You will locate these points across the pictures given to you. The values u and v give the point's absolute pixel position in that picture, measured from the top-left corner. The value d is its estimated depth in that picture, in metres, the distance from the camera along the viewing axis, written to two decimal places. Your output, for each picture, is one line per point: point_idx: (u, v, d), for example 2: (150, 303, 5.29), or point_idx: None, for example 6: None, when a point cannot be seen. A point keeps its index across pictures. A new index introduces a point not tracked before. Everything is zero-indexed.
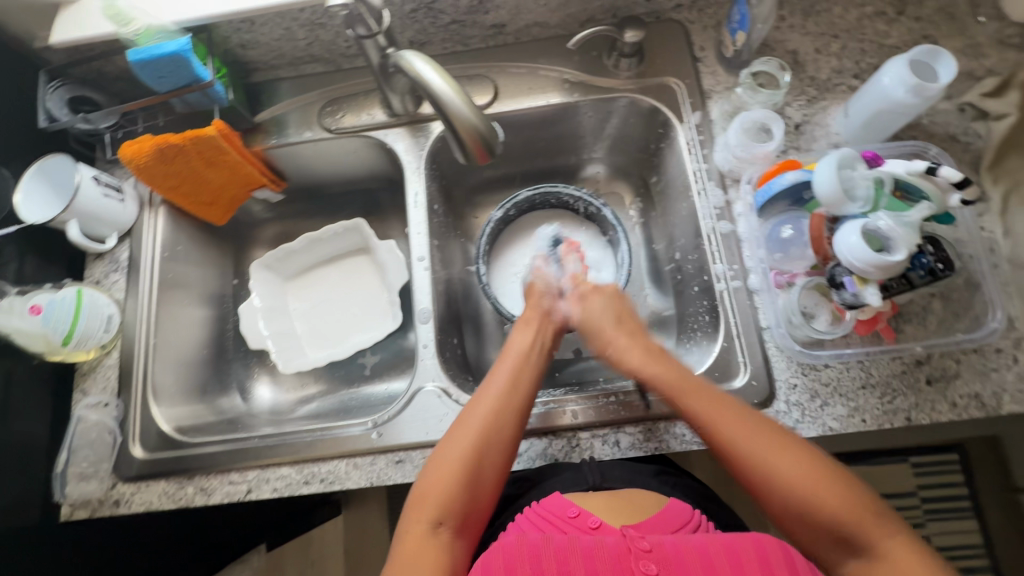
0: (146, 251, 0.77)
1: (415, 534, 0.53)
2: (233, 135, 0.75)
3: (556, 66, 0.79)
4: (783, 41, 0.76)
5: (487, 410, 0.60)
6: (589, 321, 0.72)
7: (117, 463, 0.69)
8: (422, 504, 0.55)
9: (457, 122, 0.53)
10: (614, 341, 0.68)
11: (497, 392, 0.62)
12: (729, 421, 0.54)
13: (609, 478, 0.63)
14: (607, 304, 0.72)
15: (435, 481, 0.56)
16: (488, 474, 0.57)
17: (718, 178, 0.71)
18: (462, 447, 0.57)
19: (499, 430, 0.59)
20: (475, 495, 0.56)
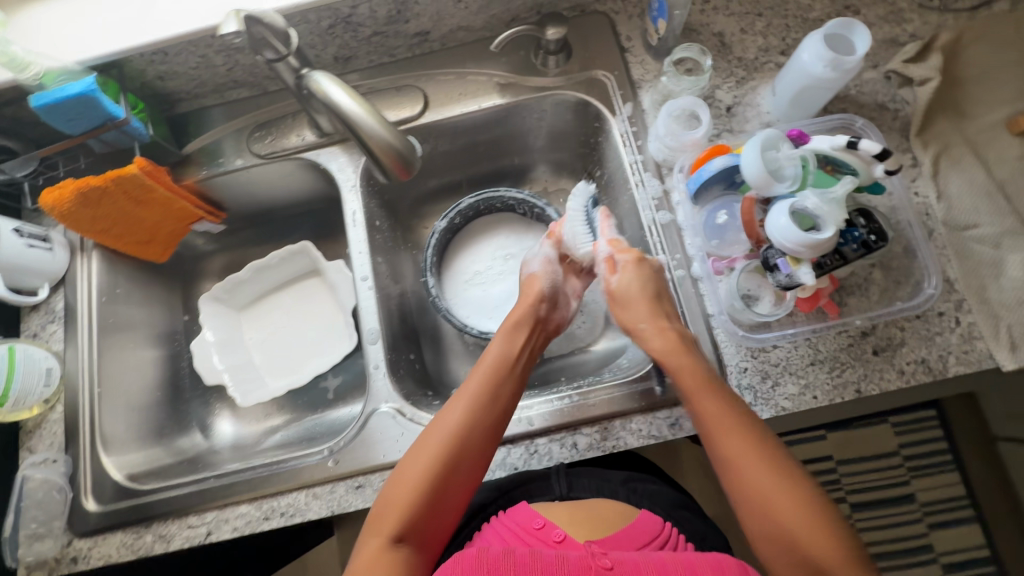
0: (81, 297, 0.75)
1: (371, 549, 0.52)
2: (158, 171, 0.73)
3: (485, 69, 0.78)
4: (707, 24, 0.75)
5: (460, 420, 0.58)
6: (621, 293, 0.67)
7: (71, 520, 0.67)
8: (380, 521, 0.54)
9: (372, 142, 0.52)
10: (647, 321, 0.64)
11: (473, 399, 0.60)
12: (731, 437, 0.52)
13: (575, 487, 0.68)
14: (644, 280, 0.66)
15: (400, 493, 0.55)
16: (455, 486, 0.56)
17: (654, 168, 0.70)
18: (430, 459, 0.56)
19: (470, 442, 0.58)
20: (441, 507, 0.55)
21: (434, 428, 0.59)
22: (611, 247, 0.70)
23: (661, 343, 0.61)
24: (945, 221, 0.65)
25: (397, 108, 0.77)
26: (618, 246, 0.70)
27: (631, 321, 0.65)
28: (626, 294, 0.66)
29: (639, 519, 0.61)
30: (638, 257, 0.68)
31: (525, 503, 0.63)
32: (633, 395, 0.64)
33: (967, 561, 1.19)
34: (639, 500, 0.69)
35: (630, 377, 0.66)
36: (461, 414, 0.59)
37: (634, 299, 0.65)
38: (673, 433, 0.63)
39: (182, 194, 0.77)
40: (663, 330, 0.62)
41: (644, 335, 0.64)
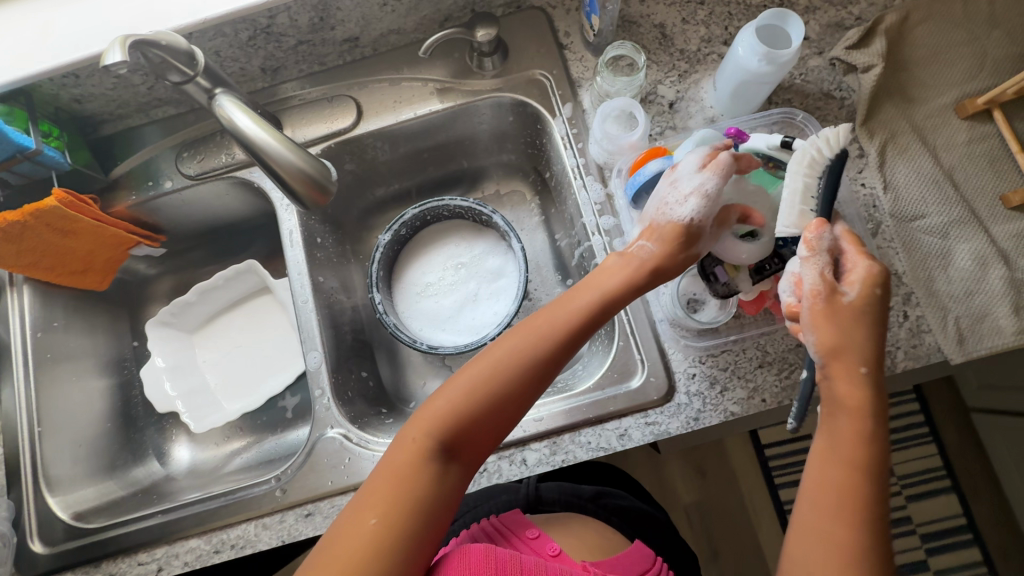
0: (15, 334, 0.73)
1: (412, 448, 0.48)
2: (80, 200, 0.70)
3: (419, 74, 0.75)
4: (648, 15, 0.72)
5: (533, 345, 0.50)
6: (840, 309, 0.46)
7: (18, 564, 0.66)
8: (430, 422, 0.48)
9: (280, 167, 0.51)
10: (869, 364, 0.46)
11: (556, 325, 0.51)
12: (840, 516, 0.44)
13: (546, 501, 0.68)
14: (871, 311, 0.46)
15: (455, 407, 0.49)
16: (508, 417, 0.50)
17: (597, 171, 0.68)
18: (497, 375, 0.49)
19: (538, 373, 0.50)
20: (490, 430, 0.50)
21: (506, 346, 0.51)
22: (850, 243, 0.48)
23: (848, 386, 0.46)
24: (892, 212, 0.63)
25: (330, 120, 0.74)
26: (860, 245, 0.48)
27: (841, 355, 0.46)
28: (847, 324, 0.46)
29: (627, 551, 0.63)
30: (870, 278, 0.46)
31: (517, 512, 0.65)
32: (581, 408, 0.63)
33: (946, 532, 1.18)
34: (609, 517, 0.68)
35: (579, 390, 0.65)
36: (541, 344, 0.50)
37: (847, 313, 0.46)
38: (623, 444, 0.61)
39: (111, 220, 0.75)
40: (862, 377, 0.46)
41: (838, 367, 0.47)
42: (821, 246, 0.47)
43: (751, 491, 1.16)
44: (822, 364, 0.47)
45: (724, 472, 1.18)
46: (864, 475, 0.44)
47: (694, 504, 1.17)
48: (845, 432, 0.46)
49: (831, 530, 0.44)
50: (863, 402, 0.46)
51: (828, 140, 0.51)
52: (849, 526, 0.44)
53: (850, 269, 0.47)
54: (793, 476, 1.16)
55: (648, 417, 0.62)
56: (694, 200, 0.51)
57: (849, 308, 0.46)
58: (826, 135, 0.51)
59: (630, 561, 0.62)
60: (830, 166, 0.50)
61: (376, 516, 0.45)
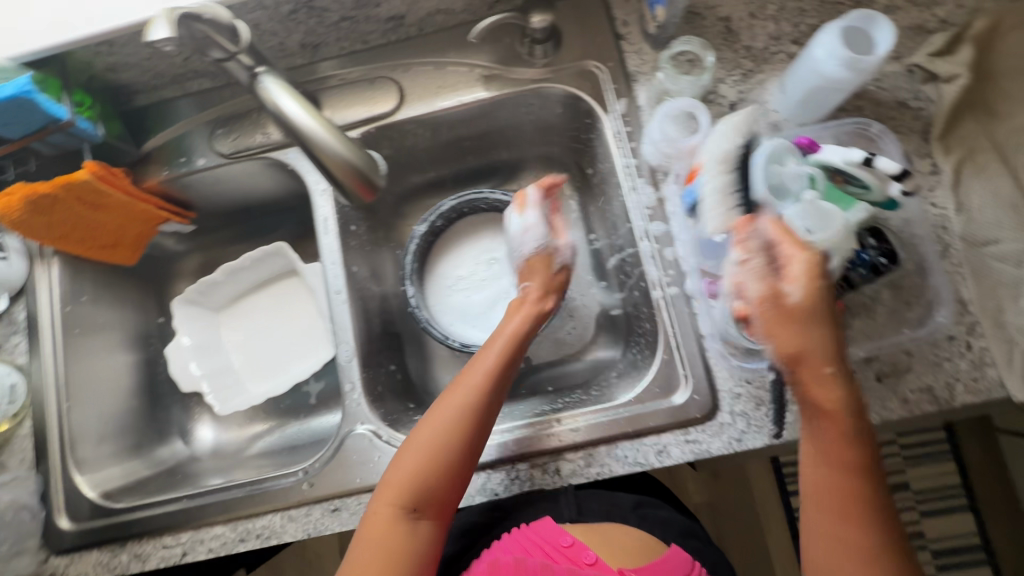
0: (45, 307, 0.72)
1: (383, 517, 0.51)
2: (113, 175, 0.69)
3: (466, 59, 0.71)
4: (714, 7, 0.67)
5: (461, 409, 0.55)
6: (796, 319, 0.44)
7: (46, 538, 0.66)
8: (392, 490, 0.52)
9: (328, 159, 0.49)
10: (833, 364, 0.43)
11: (477, 385, 0.56)
12: (848, 517, 0.44)
13: (585, 511, 0.68)
14: (827, 303, 0.44)
15: (401, 475, 0.53)
16: (462, 470, 0.54)
17: (649, 173, 0.64)
18: (442, 432, 0.54)
19: (471, 429, 0.54)
20: (453, 479, 0.53)
21: (442, 405, 0.55)
22: (780, 237, 0.45)
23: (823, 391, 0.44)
24: (963, 236, 0.59)
25: (370, 103, 0.71)
26: (792, 236, 0.45)
27: (805, 360, 0.44)
28: (805, 325, 0.44)
29: (666, 558, 0.61)
30: (819, 266, 0.44)
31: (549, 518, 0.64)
32: (617, 421, 0.61)
33: (956, 550, 1.15)
34: (649, 528, 0.67)
35: (618, 401, 0.63)
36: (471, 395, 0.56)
37: (804, 314, 0.44)
38: (660, 461, 0.60)
39: (143, 196, 0.72)
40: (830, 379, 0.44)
41: (807, 375, 0.44)
42: (747, 245, 0.47)
43: (767, 499, 1.15)
44: (790, 371, 0.45)
45: (740, 477, 1.16)
46: (857, 472, 0.44)
47: (706, 505, 1.16)
48: (830, 436, 0.45)
49: (842, 534, 0.44)
50: (839, 404, 0.44)
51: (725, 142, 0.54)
52: (857, 524, 0.44)
53: (789, 265, 0.45)
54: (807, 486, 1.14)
55: (688, 435, 0.60)
56: (534, 237, 0.68)
57: (801, 310, 0.44)
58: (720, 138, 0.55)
59: (672, 566, 0.60)
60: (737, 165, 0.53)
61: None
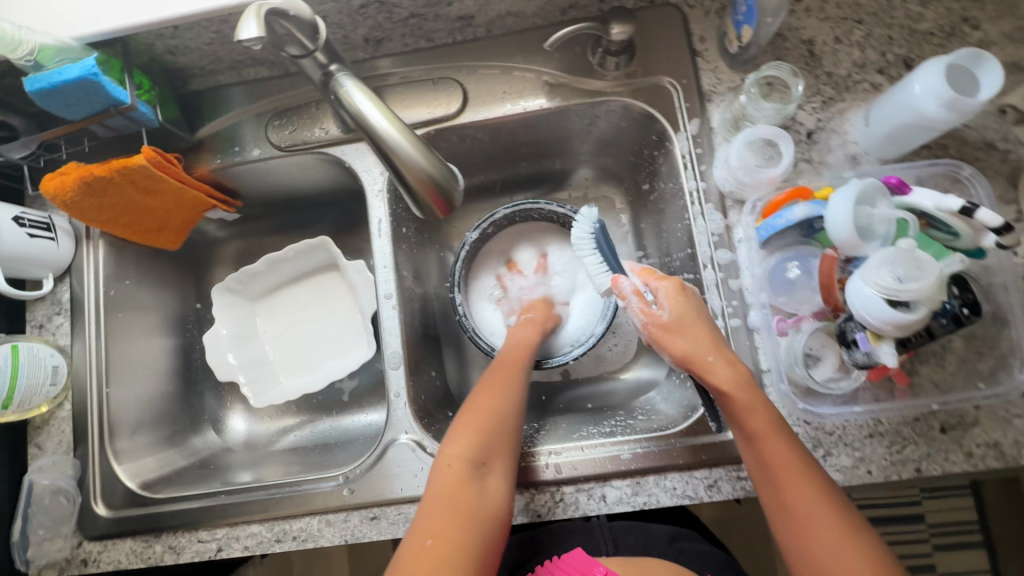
0: (89, 290, 0.71)
1: (456, 471, 0.54)
2: (167, 161, 0.67)
3: (533, 65, 0.68)
4: (798, 29, 0.64)
5: (504, 382, 0.62)
6: (676, 328, 0.55)
7: (81, 523, 0.66)
8: (458, 449, 0.55)
9: (406, 171, 0.46)
10: (712, 353, 0.54)
11: (514, 367, 0.64)
12: (793, 478, 0.50)
13: (621, 545, 0.67)
14: (693, 308, 0.57)
15: (462, 442, 0.56)
16: (514, 436, 0.58)
17: (717, 199, 0.62)
18: (496, 396, 0.60)
19: (516, 400, 0.61)
20: (509, 439, 0.58)
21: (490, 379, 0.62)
22: (642, 276, 0.61)
23: (727, 373, 0.53)
24: None
25: (432, 104, 0.69)
26: (649, 272, 0.60)
27: (695, 359, 0.54)
28: (687, 328, 0.55)
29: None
30: (676, 285, 0.58)
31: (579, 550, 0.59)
32: (668, 450, 0.60)
33: None
34: (685, 561, 0.66)
35: (668, 430, 0.62)
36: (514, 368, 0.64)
37: (688, 322, 0.55)
38: (710, 495, 0.59)
39: (193, 183, 0.71)
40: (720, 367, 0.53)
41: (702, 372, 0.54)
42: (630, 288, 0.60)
43: None
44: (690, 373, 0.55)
45: None
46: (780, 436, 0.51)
47: None
48: (752, 412, 0.52)
49: (793, 492, 0.49)
50: (735, 383, 0.52)
51: (743, 182, 0.59)
52: (801, 482, 0.49)
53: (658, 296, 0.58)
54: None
55: (740, 471, 0.59)
56: (542, 288, 0.78)
57: (676, 323, 0.56)
58: (738, 179, 0.59)
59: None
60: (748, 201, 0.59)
61: (431, 536, 0.49)
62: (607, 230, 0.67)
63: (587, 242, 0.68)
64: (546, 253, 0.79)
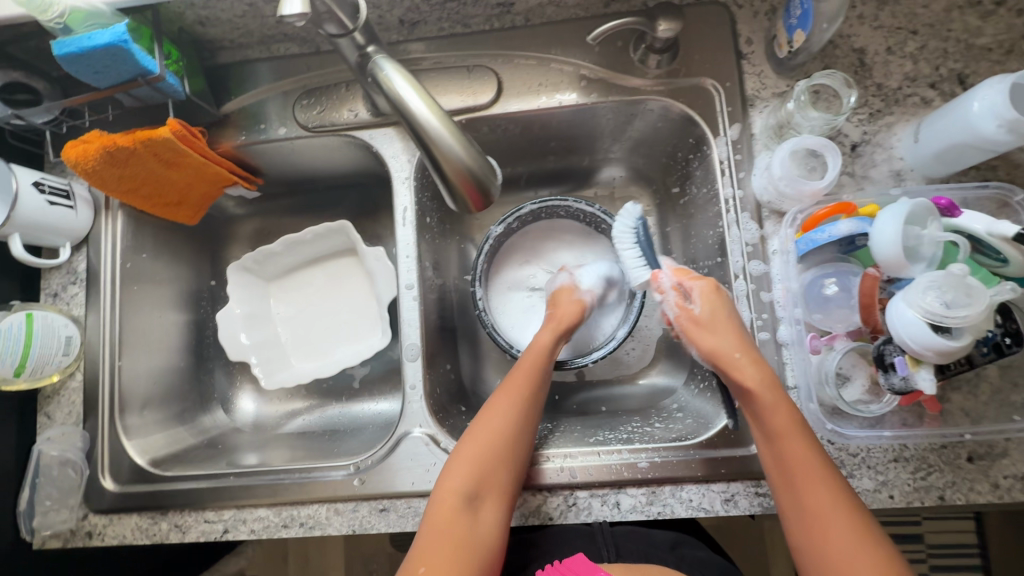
0: (105, 261, 0.70)
1: (450, 504, 0.52)
2: (192, 135, 0.65)
3: (571, 58, 0.66)
4: (849, 37, 0.62)
5: (514, 401, 0.59)
6: (707, 325, 0.56)
7: (87, 496, 0.65)
8: (454, 481, 0.54)
9: (445, 163, 0.44)
10: (741, 350, 0.53)
11: (521, 388, 0.60)
12: (813, 477, 0.48)
13: (623, 552, 0.60)
14: (727, 309, 0.57)
15: (464, 467, 0.54)
16: (516, 465, 0.56)
17: (754, 209, 0.61)
18: (499, 424, 0.57)
19: (525, 422, 0.58)
20: (510, 470, 0.56)
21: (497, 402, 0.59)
22: (678, 274, 0.61)
23: (755, 373, 0.52)
24: None
25: (467, 92, 0.67)
26: (686, 272, 0.61)
27: (720, 357, 0.54)
28: (719, 326, 0.55)
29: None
30: (713, 284, 0.58)
31: (581, 555, 0.54)
32: (687, 461, 0.59)
33: None
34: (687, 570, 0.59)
35: (687, 440, 0.61)
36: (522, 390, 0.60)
37: (723, 322, 0.55)
38: (726, 509, 0.58)
39: (217, 159, 0.70)
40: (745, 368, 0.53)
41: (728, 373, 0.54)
42: (669, 283, 0.61)
43: None
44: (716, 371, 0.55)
45: None
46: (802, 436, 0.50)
47: None
48: (774, 410, 0.50)
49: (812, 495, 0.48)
50: (762, 382, 0.51)
51: (785, 197, 0.57)
52: (821, 484, 0.48)
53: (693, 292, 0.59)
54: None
55: (759, 488, 0.58)
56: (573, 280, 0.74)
57: (709, 319, 0.56)
58: (779, 194, 0.57)
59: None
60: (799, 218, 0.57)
61: (423, 564, 0.49)
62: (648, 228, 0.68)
63: (628, 232, 0.67)
64: (571, 252, 0.78)
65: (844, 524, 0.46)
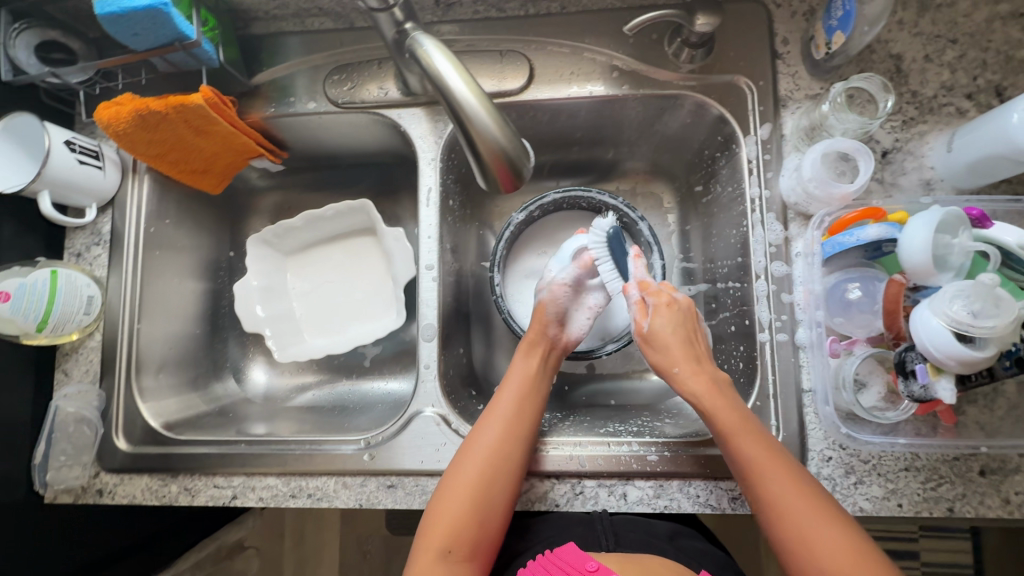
0: (130, 224, 0.71)
1: (426, 559, 0.52)
2: (223, 103, 0.66)
3: (604, 48, 0.66)
4: (887, 43, 0.62)
5: (497, 439, 0.58)
6: (653, 340, 0.57)
7: (100, 454, 0.66)
8: (430, 532, 0.54)
9: (479, 141, 0.44)
10: (678, 365, 0.55)
11: (503, 430, 0.59)
12: (807, 511, 0.47)
13: (624, 542, 0.57)
14: (678, 325, 0.58)
15: (444, 515, 0.54)
16: (496, 512, 0.56)
17: (780, 210, 0.61)
18: (479, 469, 0.56)
19: (510, 464, 0.57)
20: (488, 515, 0.55)
21: (476, 443, 0.58)
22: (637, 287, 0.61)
23: (697, 384, 0.54)
24: None
25: (498, 76, 0.67)
26: (648, 287, 0.61)
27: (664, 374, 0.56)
28: (664, 335, 0.57)
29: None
30: (668, 299, 0.59)
31: (574, 543, 0.55)
32: (696, 457, 0.59)
33: None
34: (687, 561, 0.57)
35: (697, 437, 0.61)
36: (501, 427, 0.59)
37: (670, 340, 0.57)
38: (733, 508, 0.58)
39: (246, 130, 0.70)
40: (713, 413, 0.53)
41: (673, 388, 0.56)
42: (634, 296, 0.61)
43: None
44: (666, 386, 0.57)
45: None
46: (783, 466, 0.49)
47: None
48: (751, 444, 0.51)
49: (805, 527, 0.46)
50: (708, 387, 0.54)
51: (814, 198, 0.57)
52: (796, 494, 0.48)
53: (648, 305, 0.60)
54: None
55: None
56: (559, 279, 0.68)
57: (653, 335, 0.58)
58: (809, 195, 0.57)
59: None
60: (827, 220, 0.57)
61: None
62: (623, 237, 0.66)
63: (600, 241, 0.67)
64: None
65: (841, 552, 0.44)
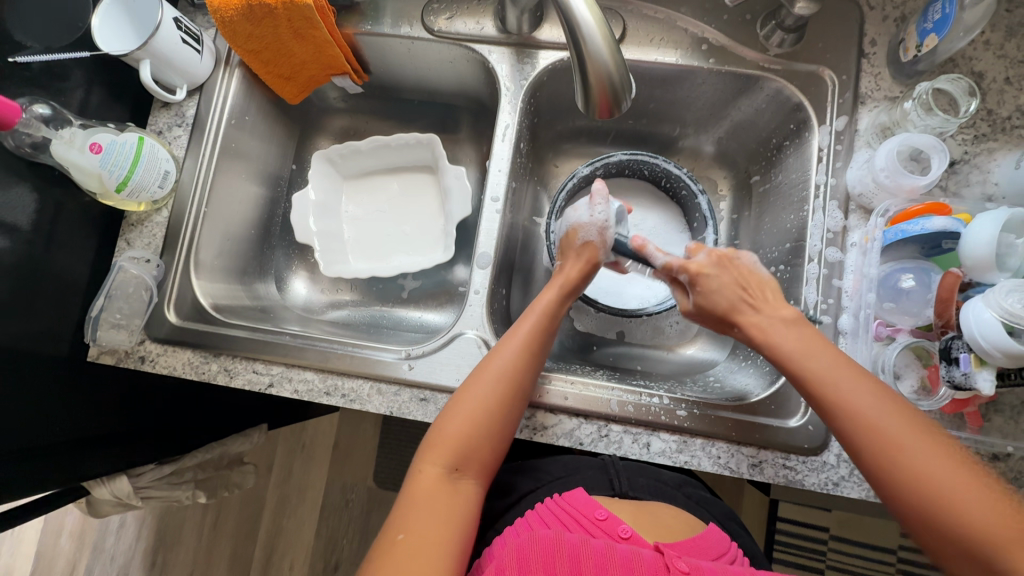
0: (213, 112, 0.73)
1: (430, 476, 0.53)
2: (327, 9, 0.68)
3: (697, 20, 0.68)
4: (971, 59, 0.64)
5: (504, 364, 0.58)
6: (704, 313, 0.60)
7: (148, 322, 0.68)
8: (437, 450, 0.54)
9: (589, 63, 0.46)
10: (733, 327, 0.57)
11: (513, 350, 0.59)
12: (876, 403, 0.47)
13: (636, 487, 0.61)
14: (723, 288, 0.58)
15: (448, 431, 0.55)
16: (498, 440, 0.57)
17: (842, 199, 0.63)
18: (485, 387, 0.57)
19: (516, 397, 0.57)
20: (493, 442, 0.56)
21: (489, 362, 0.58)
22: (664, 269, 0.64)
23: (755, 323, 0.55)
24: None
25: None
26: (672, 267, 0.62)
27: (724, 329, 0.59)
28: (707, 295, 0.58)
29: (704, 533, 0.55)
30: (698, 266, 0.60)
31: (581, 491, 0.58)
32: (723, 420, 0.61)
33: None
34: (695, 508, 0.61)
35: (726, 402, 0.63)
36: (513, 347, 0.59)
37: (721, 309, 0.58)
38: (751, 474, 0.60)
39: (339, 42, 0.73)
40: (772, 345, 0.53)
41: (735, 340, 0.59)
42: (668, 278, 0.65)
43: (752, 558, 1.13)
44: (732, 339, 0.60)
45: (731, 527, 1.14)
46: (847, 364, 0.50)
47: None
48: (824, 355, 0.50)
49: (874, 414, 0.46)
50: (767, 322, 0.54)
51: (879, 189, 0.59)
52: (866, 385, 0.48)
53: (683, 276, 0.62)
54: (793, 559, 1.06)
55: (787, 461, 0.60)
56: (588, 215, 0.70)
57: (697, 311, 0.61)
58: (874, 188, 0.59)
59: (709, 544, 0.53)
60: (891, 214, 0.59)
61: (403, 531, 0.49)
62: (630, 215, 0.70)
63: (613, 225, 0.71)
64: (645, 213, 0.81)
65: (913, 431, 0.45)
